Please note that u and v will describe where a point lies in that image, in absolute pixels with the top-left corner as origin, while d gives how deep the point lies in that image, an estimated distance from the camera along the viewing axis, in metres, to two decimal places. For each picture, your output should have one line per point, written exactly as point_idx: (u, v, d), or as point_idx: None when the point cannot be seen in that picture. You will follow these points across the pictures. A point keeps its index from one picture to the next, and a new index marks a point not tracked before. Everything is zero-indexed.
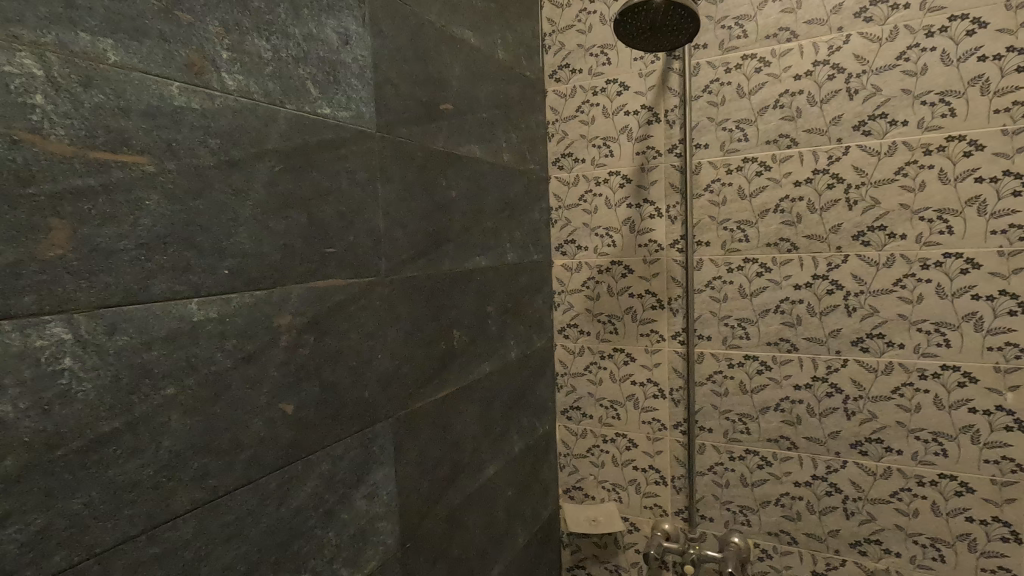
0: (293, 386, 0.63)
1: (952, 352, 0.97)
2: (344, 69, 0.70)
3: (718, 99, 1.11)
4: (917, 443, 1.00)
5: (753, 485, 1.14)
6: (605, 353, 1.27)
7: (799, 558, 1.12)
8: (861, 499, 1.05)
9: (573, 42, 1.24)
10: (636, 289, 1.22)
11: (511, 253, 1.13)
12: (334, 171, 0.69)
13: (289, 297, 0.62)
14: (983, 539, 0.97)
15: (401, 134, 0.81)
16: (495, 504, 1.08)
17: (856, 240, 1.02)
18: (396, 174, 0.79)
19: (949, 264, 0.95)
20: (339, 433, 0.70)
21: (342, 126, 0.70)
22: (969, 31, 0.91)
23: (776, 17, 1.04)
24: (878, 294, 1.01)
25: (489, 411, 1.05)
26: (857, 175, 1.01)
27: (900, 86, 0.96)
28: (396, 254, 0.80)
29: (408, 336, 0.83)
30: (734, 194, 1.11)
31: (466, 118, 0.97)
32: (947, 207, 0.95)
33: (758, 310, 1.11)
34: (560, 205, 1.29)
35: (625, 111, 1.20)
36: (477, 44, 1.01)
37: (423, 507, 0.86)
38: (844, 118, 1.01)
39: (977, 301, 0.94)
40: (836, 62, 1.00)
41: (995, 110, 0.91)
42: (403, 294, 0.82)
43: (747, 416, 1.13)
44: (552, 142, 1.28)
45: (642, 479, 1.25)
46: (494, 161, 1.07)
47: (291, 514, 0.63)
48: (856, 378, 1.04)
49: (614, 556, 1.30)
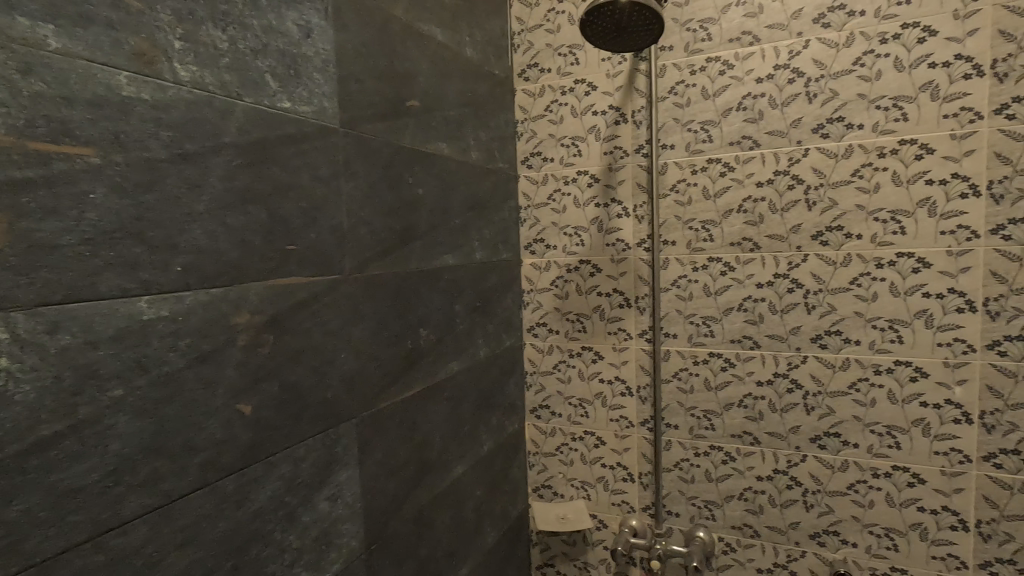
0: (252, 386, 0.62)
1: (905, 348, 1.00)
2: (306, 63, 0.68)
3: (684, 100, 1.12)
4: (872, 437, 1.04)
5: (717, 480, 1.16)
6: (574, 352, 1.28)
7: (761, 550, 1.14)
8: (820, 491, 1.08)
9: (541, 42, 1.24)
10: (605, 287, 1.23)
11: (480, 252, 1.13)
12: (295, 167, 0.67)
13: (248, 295, 0.61)
14: (934, 528, 1.01)
15: (366, 130, 0.80)
16: (463, 505, 1.07)
17: (815, 240, 1.05)
18: (360, 171, 0.78)
19: (902, 263, 0.99)
20: (301, 434, 0.68)
21: (304, 121, 0.68)
22: (920, 38, 0.95)
23: (739, 21, 1.07)
24: (836, 292, 1.04)
25: (458, 410, 1.05)
26: (816, 176, 1.04)
27: (856, 91, 0.99)
28: (361, 251, 0.79)
29: (374, 335, 0.81)
30: (699, 194, 1.13)
31: (433, 115, 0.97)
32: (900, 208, 0.98)
33: (722, 308, 1.13)
34: (529, 204, 1.29)
35: (593, 111, 1.20)
36: (445, 41, 1.00)
37: (389, 509, 0.85)
38: (804, 120, 1.03)
39: (928, 299, 0.98)
40: (796, 66, 1.03)
41: (944, 115, 0.94)
42: (368, 293, 0.80)
43: (712, 412, 1.15)
44: (521, 141, 1.28)
45: (610, 476, 1.26)
46: (463, 160, 1.06)
47: (250, 518, 0.61)
48: (816, 374, 1.07)
49: (583, 554, 1.31)
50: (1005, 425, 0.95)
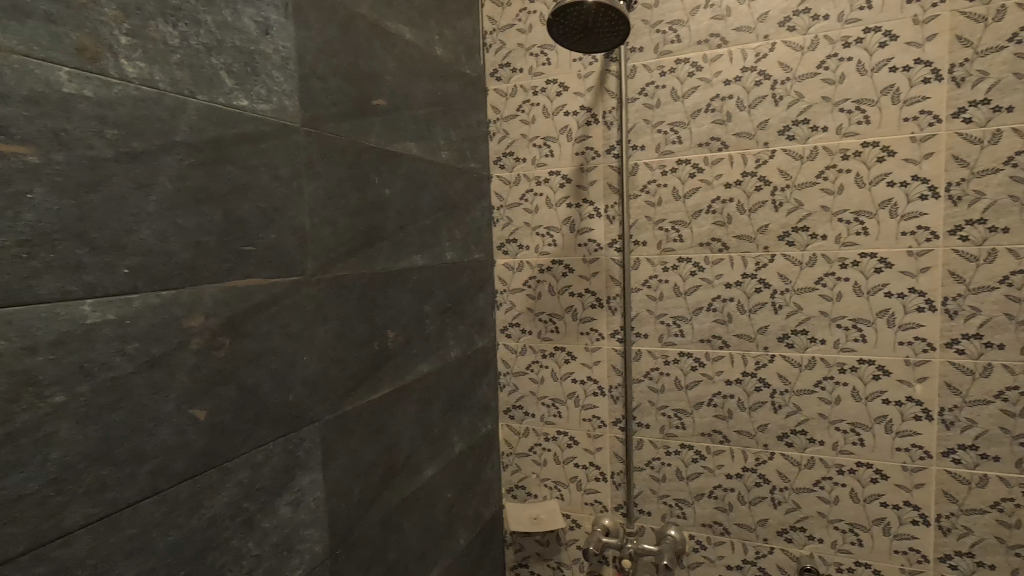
0: (207, 390, 0.60)
1: (868, 347, 1.02)
2: (264, 60, 0.67)
3: (654, 101, 1.13)
4: (837, 434, 1.05)
5: (688, 478, 1.17)
6: (547, 352, 1.28)
7: (730, 547, 1.15)
8: (787, 488, 1.10)
9: (513, 42, 1.24)
10: (577, 287, 1.23)
11: (451, 252, 1.12)
12: (253, 165, 0.66)
13: (202, 297, 0.59)
14: (896, 522, 1.03)
15: (330, 129, 0.78)
16: (434, 507, 1.06)
17: (782, 240, 1.06)
18: (324, 171, 0.77)
19: (865, 263, 1.01)
20: (260, 438, 0.67)
21: (263, 119, 0.67)
22: (882, 43, 0.96)
23: (707, 24, 1.07)
24: (802, 292, 1.05)
25: (428, 412, 1.04)
26: (782, 178, 1.05)
27: (821, 94, 1.01)
28: (325, 252, 0.78)
29: (338, 338, 0.80)
30: (669, 194, 1.14)
31: (401, 115, 0.96)
32: (863, 209, 1.00)
33: (692, 308, 1.14)
34: (502, 205, 1.29)
35: (565, 112, 1.21)
36: (413, 40, 0.99)
37: (355, 513, 0.84)
38: (770, 122, 1.05)
39: (890, 299, 1.00)
40: (762, 68, 1.04)
41: (905, 118, 0.96)
42: (332, 294, 0.79)
43: (683, 411, 1.16)
44: (494, 141, 1.28)
45: (583, 476, 1.27)
46: (432, 159, 1.05)
47: (205, 525, 0.60)
48: (782, 373, 1.08)
49: (557, 554, 1.31)
50: (963, 422, 0.97)
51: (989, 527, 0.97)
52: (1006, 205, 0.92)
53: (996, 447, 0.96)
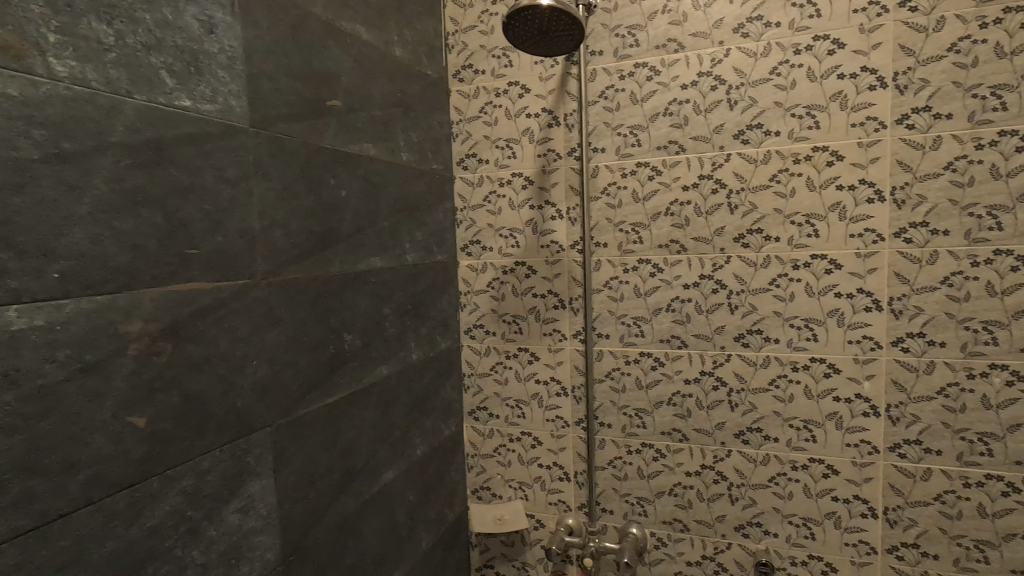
0: (146, 397, 0.59)
1: (819, 346, 1.05)
2: (208, 59, 0.66)
3: (613, 105, 1.14)
4: (791, 431, 1.08)
5: (649, 477, 1.19)
6: (511, 353, 1.28)
7: (690, 543, 1.17)
8: (744, 485, 1.12)
9: (475, 43, 1.23)
10: (539, 289, 1.24)
11: (412, 254, 1.11)
12: (197, 167, 0.64)
13: (140, 302, 0.58)
14: (846, 516, 1.06)
15: (280, 130, 0.77)
16: (394, 510, 1.06)
17: (737, 242, 1.08)
18: (274, 172, 0.76)
19: (816, 264, 1.04)
20: (206, 445, 0.66)
21: (207, 120, 0.66)
22: (830, 51, 0.99)
23: (664, 29, 1.09)
24: (757, 293, 1.08)
25: (388, 415, 1.04)
26: (737, 181, 1.07)
27: (773, 99, 1.03)
28: (276, 255, 0.77)
29: (290, 341, 0.79)
30: (628, 197, 1.15)
31: (358, 116, 0.95)
32: (814, 212, 1.03)
33: (652, 309, 1.15)
34: (465, 206, 1.28)
35: (527, 113, 1.21)
36: (370, 40, 0.98)
37: (309, 518, 0.83)
38: (725, 126, 1.07)
39: (839, 299, 1.03)
40: (717, 73, 1.06)
41: (853, 124, 0.99)
42: (284, 297, 0.78)
43: (644, 410, 1.18)
44: (457, 142, 1.28)
45: (547, 476, 1.27)
46: (392, 161, 1.05)
47: (145, 535, 0.58)
48: (739, 372, 1.11)
49: (521, 554, 1.32)
50: (908, 417, 1.00)
51: (933, 519, 1.01)
52: (946, 208, 0.95)
53: (939, 442, 0.99)
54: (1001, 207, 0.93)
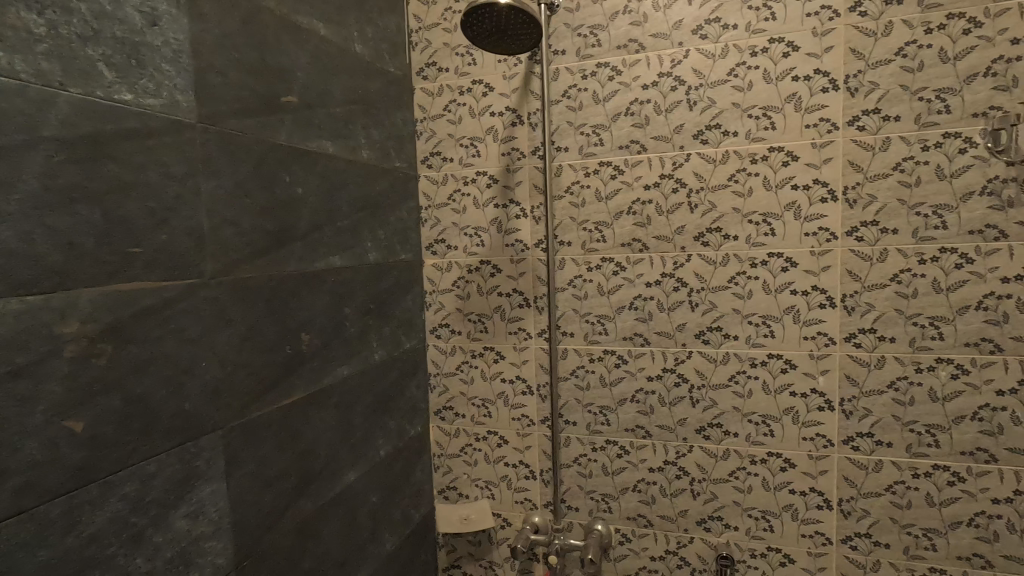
0: (84, 401, 0.57)
1: (776, 342, 1.07)
2: (151, 52, 0.64)
3: (576, 104, 1.15)
4: (750, 426, 1.10)
5: (614, 474, 1.20)
6: (476, 352, 1.28)
7: (653, 539, 1.19)
8: (705, 480, 1.14)
9: (439, 40, 1.23)
10: (505, 287, 1.24)
11: (373, 253, 1.10)
12: (139, 163, 0.62)
13: (77, 302, 0.56)
14: (803, 508, 1.08)
15: (232, 126, 0.76)
16: (356, 513, 1.04)
17: (697, 240, 1.10)
18: (224, 169, 0.74)
19: (773, 262, 1.06)
20: (151, 449, 0.64)
21: (150, 115, 0.64)
22: (785, 53, 1.01)
23: (625, 29, 1.10)
24: (716, 291, 1.10)
25: (349, 416, 1.02)
26: (697, 180, 1.09)
27: (731, 100, 1.05)
28: (227, 253, 0.75)
29: (243, 342, 0.78)
30: (592, 196, 1.16)
31: (315, 113, 0.93)
32: (770, 212, 1.05)
33: (615, 307, 1.16)
34: (429, 205, 1.28)
35: (490, 112, 1.21)
36: (328, 36, 0.97)
37: (264, 523, 0.81)
38: (686, 127, 1.08)
39: (795, 296, 1.05)
40: (677, 74, 1.08)
41: (807, 125, 1.01)
42: (236, 297, 0.76)
43: (608, 408, 1.19)
44: (421, 141, 1.27)
45: (513, 475, 1.28)
46: (352, 158, 1.03)
47: (83, 543, 0.57)
48: (699, 369, 1.12)
49: (488, 553, 1.31)
50: (861, 411, 1.03)
51: (884, 509, 1.04)
52: (895, 207, 0.98)
53: (889, 434, 1.02)
54: (946, 207, 0.96)
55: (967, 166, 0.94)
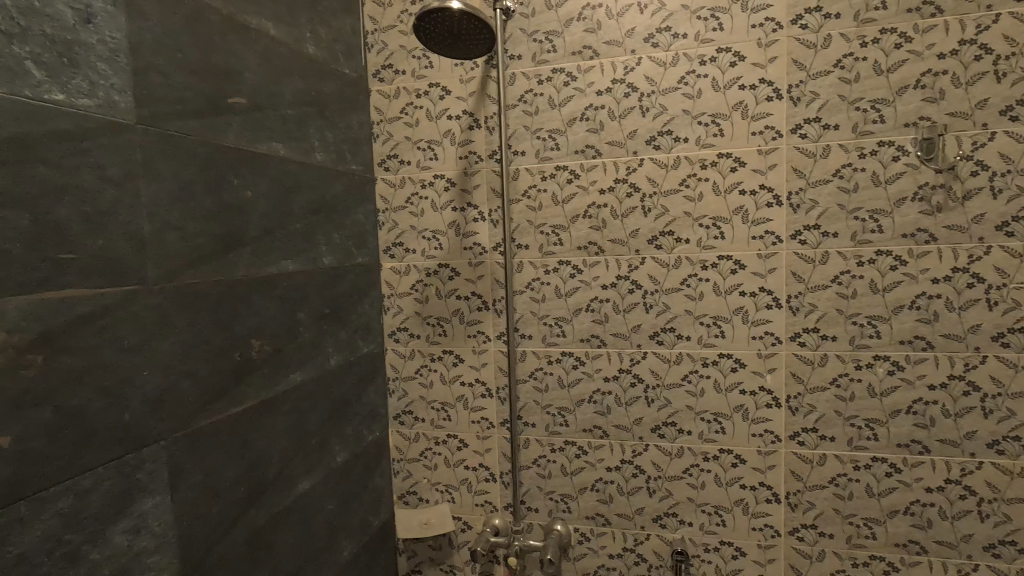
0: (12, 415, 0.54)
1: (727, 342, 1.10)
2: (86, 50, 0.62)
3: (533, 109, 1.16)
4: (702, 424, 1.13)
5: (572, 474, 1.21)
6: (435, 356, 1.27)
7: (612, 537, 1.20)
8: (660, 477, 1.16)
9: (395, 43, 1.22)
10: (463, 290, 1.24)
11: (328, 257, 1.09)
12: (73, 165, 0.60)
13: (3, 312, 0.54)
14: (753, 502, 1.12)
15: (175, 128, 0.74)
16: (311, 521, 1.03)
17: (651, 243, 1.12)
18: (167, 171, 0.72)
19: (723, 265, 1.09)
20: (89, 462, 0.62)
21: (85, 115, 0.62)
22: (732, 62, 1.05)
23: (580, 36, 1.12)
24: (669, 293, 1.12)
25: (303, 423, 1.01)
26: (650, 185, 1.11)
27: (682, 107, 1.08)
28: (170, 258, 0.73)
29: (188, 350, 0.76)
30: (548, 200, 1.17)
31: (265, 114, 0.92)
32: (720, 215, 1.08)
33: (572, 309, 1.18)
34: (387, 208, 1.26)
35: (448, 115, 1.21)
36: (279, 36, 0.95)
37: (212, 535, 0.79)
38: (638, 132, 1.11)
39: (744, 297, 1.09)
40: (630, 81, 1.10)
41: (753, 132, 1.05)
42: (180, 304, 0.74)
43: (566, 409, 1.20)
44: (377, 143, 1.25)
45: (473, 478, 1.28)
46: (305, 161, 1.02)
47: (13, 563, 0.54)
48: (654, 369, 1.15)
49: (449, 557, 1.31)
50: (805, 407, 1.08)
51: (828, 501, 1.08)
52: (835, 212, 1.03)
53: (832, 429, 1.07)
54: (881, 212, 1.01)
55: (900, 173, 1.00)
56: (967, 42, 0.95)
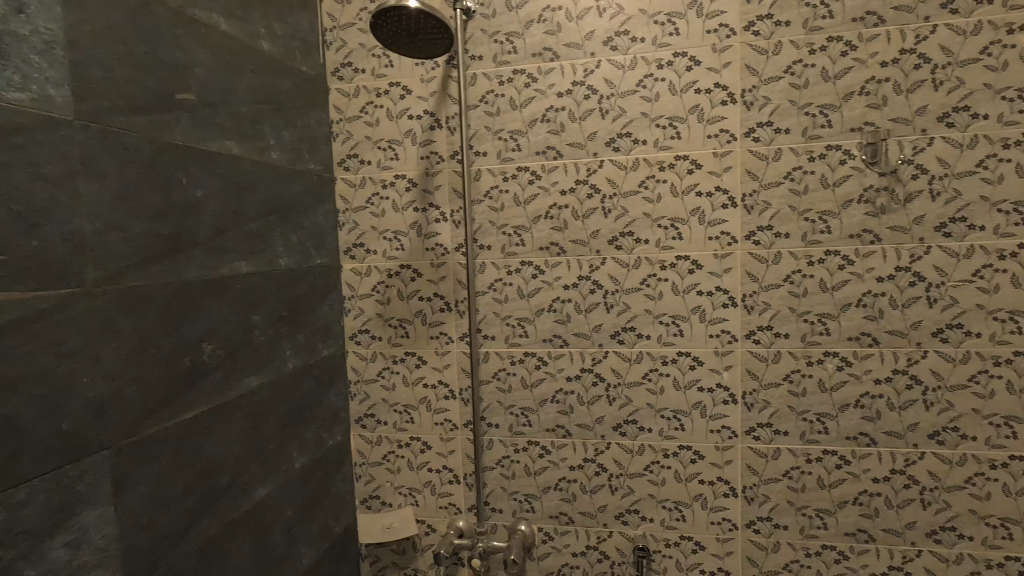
0: None
1: (685, 341, 1.13)
2: (17, 42, 0.59)
3: (494, 109, 1.16)
4: (663, 421, 1.15)
5: (536, 474, 1.22)
6: (398, 358, 1.26)
7: (575, 535, 1.21)
8: (622, 475, 1.18)
9: (355, 41, 1.20)
10: (425, 291, 1.23)
11: (285, 258, 1.06)
12: (4, 162, 0.57)
13: None
14: (712, 496, 1.14)
15: (118, 124, 0.71)
16: (269, 529, 1.00)
17: (612, 244, 1.14)
18: (109, 169, 0.69)
19: (681, 265, 1.11)
20: (23, 474, 0.59)
21: (16, 109, 0.59)
22: (688, 67, 1.07)
23: (540, 37, 1.12)
24: (630, 292, 1.14)
25: (259, 428, 0.98)
26: (610, 186, 1.13)
27: (640, 109, 1.10)
28: (113, 259, 0.70)
29: (134, 354, 0.73)
30: (510, 201, 1.17)
31: (217, 111, 0.89)
32: (677, 216, 1.10)
33: (535, 310, 1.18)
34: (347, 208, 1.24)
35: (409, 115, 1.20)
36: (231, 32, 0.93)
37: (161, 546, 0.76)
38: (599, 134, 1.12)
39: (701, 297, 1.11)
40: (590, 83, 1.11)
41: (709, 135, 1.08)
42: (125, 307, 0.71)
43: (529, 408, 1.21)
44: (337, 142, 1.23)
45: (436, 480, 1.27)
46: (260, 160, 0.99)
47: None
48: (615, 368, 1.16)
49: (412, 561, 1.30)
50: (761, 403, 1.11)
51: (783, 493, 1.11)
52: (787, 213, 1.06)
53: (786, 424, 1.10)
54: (830, 213, 1.05)
55: (847, 176, 1.04)
56: (908, 51, 0.99)
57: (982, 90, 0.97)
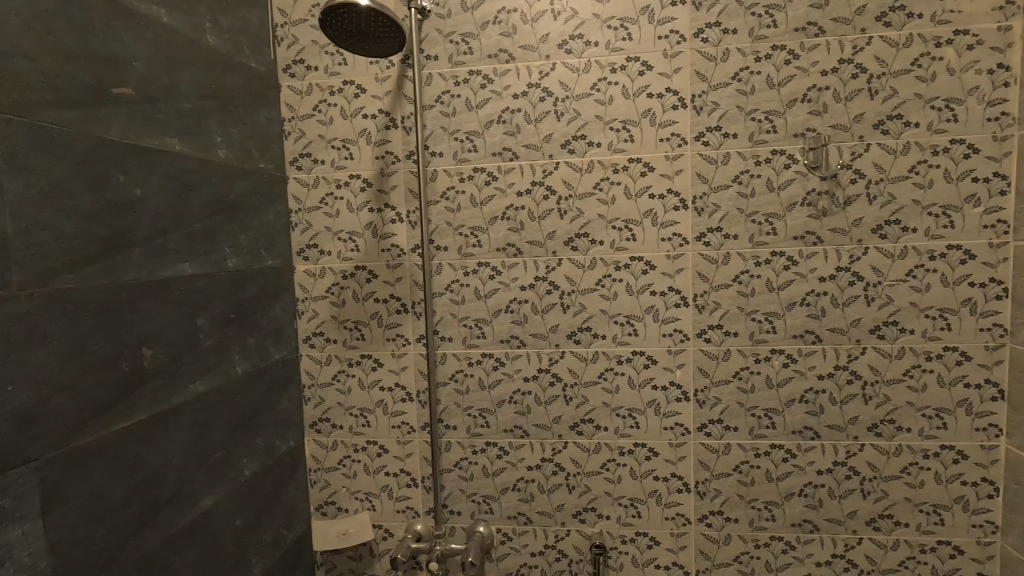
0: None
1: (640, 340, 1.15)
2: None
3: (450, 110, 1.16)
4: (618, 419, 1.17)
5: (494, 475, 1.22)
6: (353, 361, 1.24)
7: (533, 535, 1.22)
8: (579, 473, 1.19)
9: (307, 37, 1.18)
10: (381, 293, 1.22)
11: (233, 259, 1.03)
12: None
13: None
14: (666, 492, 1.17)
15: (47, 119, 0.67)
16: (216, 539, 0.97)
17: (567, 245, 1.15)
18: (36, 166, 0.66)
19: (635, 265, 1.13)
20: None
21: None
22: (640, 71, 1.09)
23: (496, 39, 1.13)
24: (585, 293, 1.15)
25: (205, 436, 0.95)
26: (565, 188, 1.14)
27: (594, 112, 1.11)
28: (41, 261, 0.66)
29: (66, 361, 0.69)
30: (466, 201, 1.17)
31: (158, 108, 0.86)
32: (631, 218, 1.12)
33: (492, 311, 1.18)
34: (300, 208, 1.22)
35: (363, 114, 1.18)
36: (173, 25, 0.89)
37: (96, 561, 0.73)
38: (554, 136, 1.13)
39: (654, 297, 1.13)
40: (545, 86, 1.12)
41: (661, 138, 1.10)
42: (55, 311, 0.68)
43: (487, 410, 1.20)
44: (289, 141, 1.20)
45: (394, 484, 1.25)
46: (205, 158, 0.96)
47: None
48: (572, 368, 1.17)
49: (369, 567, 1.28)
50: (712, 400, 1.14)
51: (733, 487, 1.15)
52: (735, 216, 1.10)
53: (735, 419, 1.13)
54: (775, 216, 1.08)
55: (791, 180, 1.07)
56: (846, 61, 1.04)
57: (914, 100, 1.03)
